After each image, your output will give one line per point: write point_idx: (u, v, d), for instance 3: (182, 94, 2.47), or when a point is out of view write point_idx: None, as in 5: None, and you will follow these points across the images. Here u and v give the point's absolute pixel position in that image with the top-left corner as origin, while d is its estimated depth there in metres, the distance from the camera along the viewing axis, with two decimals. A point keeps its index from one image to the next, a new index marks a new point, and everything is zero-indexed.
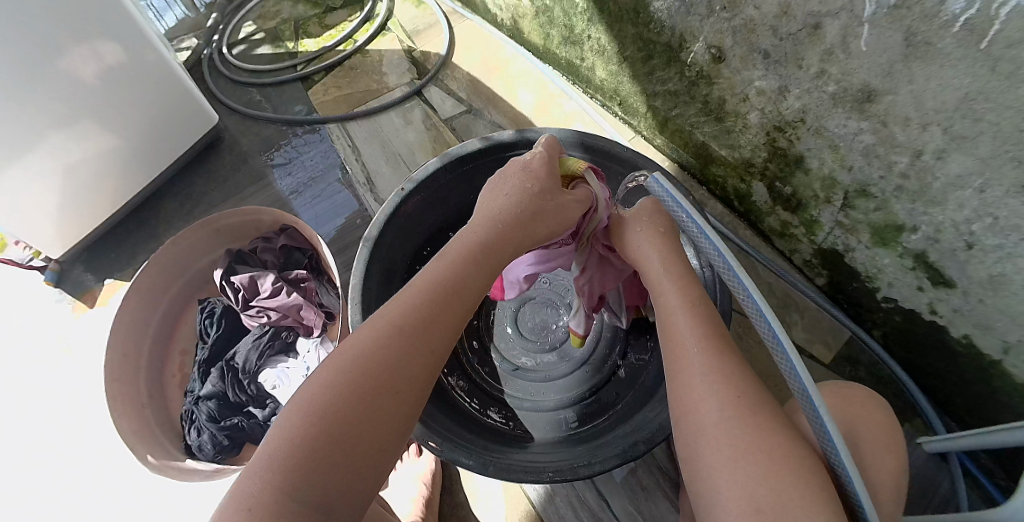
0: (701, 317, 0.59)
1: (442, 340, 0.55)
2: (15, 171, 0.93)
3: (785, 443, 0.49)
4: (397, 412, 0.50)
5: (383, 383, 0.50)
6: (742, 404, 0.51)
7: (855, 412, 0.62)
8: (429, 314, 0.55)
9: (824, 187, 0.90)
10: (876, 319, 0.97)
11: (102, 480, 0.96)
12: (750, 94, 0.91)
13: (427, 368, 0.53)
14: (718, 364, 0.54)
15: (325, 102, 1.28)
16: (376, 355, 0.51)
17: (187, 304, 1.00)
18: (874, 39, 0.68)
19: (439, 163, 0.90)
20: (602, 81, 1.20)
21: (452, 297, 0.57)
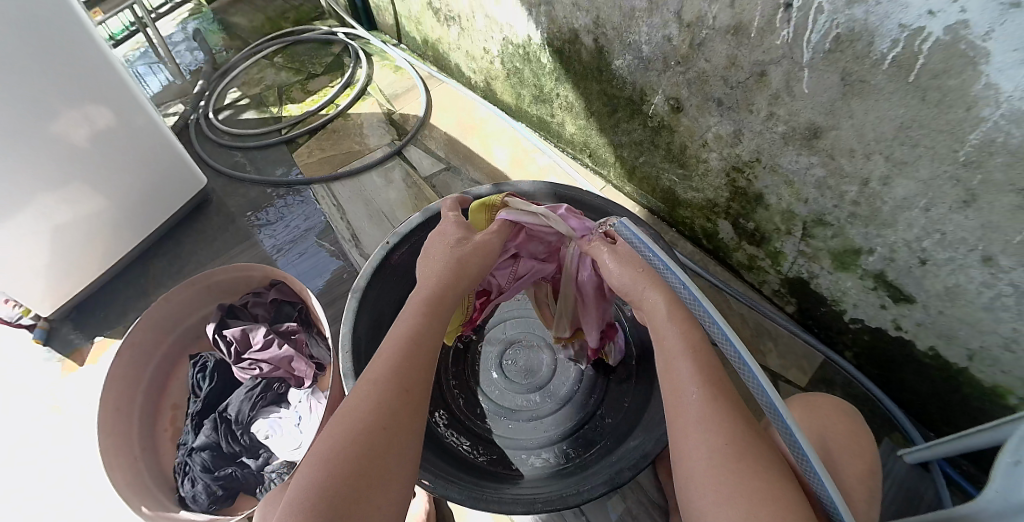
0: (701, 354, 0.55)
1: (424, 380, 0.55)
2: (6, 229, 0.93)
3: (772, 476, 0.47)
4: (396, 455, 0.49)
5: (368, 451, 0.47)
6: (731, 443, 0.48)
7: (821, 421, 0.62)
8: (403, 358, 0.54)
9: (784, 220, 0.97)
10: (846, 341, 1.02)
11: (87, 483, 0.92)
12: (709, 140, 0.99)
13: (416, 407, 0.52)
14: (714, 403, 0.51)
15: (309, 164, 1.32)
16: (364, 412, 0.49)
17: (179, 359, 0.98)
18: (815, 81, 0.77)
19: (421, 218, 0.92)
20: (572, 135, 1.28)
21: (423, 338, 0.57)
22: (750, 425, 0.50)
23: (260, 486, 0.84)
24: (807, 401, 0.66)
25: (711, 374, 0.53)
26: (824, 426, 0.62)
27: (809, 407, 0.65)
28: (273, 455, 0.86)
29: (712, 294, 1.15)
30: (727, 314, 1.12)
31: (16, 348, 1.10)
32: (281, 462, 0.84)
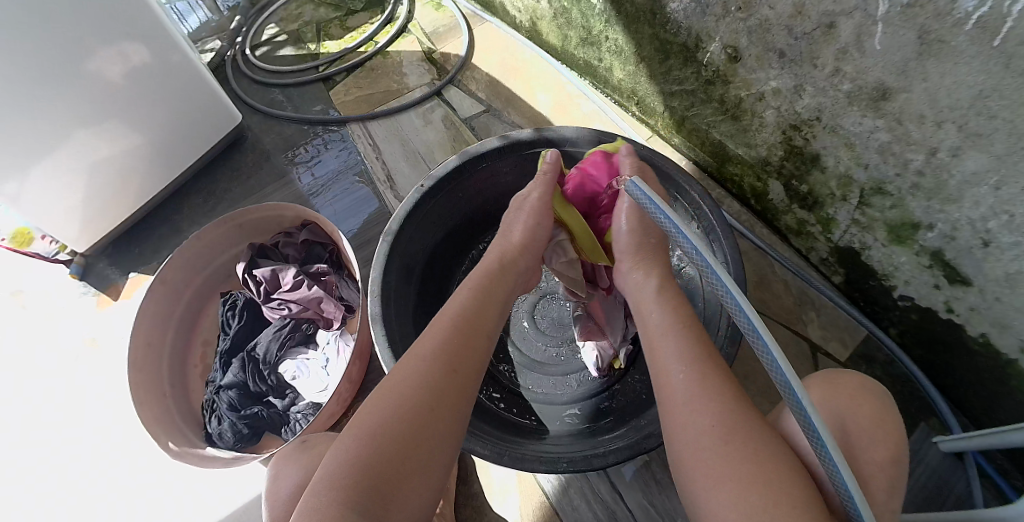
0: (688, 332, 0.57)
1: (476, 364, 0.55)
2: (42, 169, 0.97)
3: (764, 453, 0.46)
4: (443, 431, 0.49)
5: (429, 404, 0.49)
6: (719, 422, 0.48)
7: (843, 403, 0.58)
8: (458, 338, 0.55)
9: (840, 185, 0.89)
10: (892, 318, 0.95)
11: (110, 432, 0.98)
12: (765, 93, 0.91)
13: (463, 388, 0.52)
14: (703, 382, 0.52)
15: (347, 102, 1.30)
16: (421, 375, 0.51)
17: (210, 295, 1.02)
18: (888, 38, 0.69)
19: (458, 161, 0.87)
20: (619, 82, 1.20)
21: (472, 321, 0.58)
22: (743, 404, 0.50)
23: (284, 425, 0.87)
24: (829, 379, 0.62)
25: (698, 353, 0.55)
26: (845, 407, 0.57)
27: (832, 386, 0.60)
28: (300, 396, 0.89)
29: (755, 257, 1.07)
30: (769, 280, 1.05)
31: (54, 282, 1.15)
32: (307, 403, 0.87)
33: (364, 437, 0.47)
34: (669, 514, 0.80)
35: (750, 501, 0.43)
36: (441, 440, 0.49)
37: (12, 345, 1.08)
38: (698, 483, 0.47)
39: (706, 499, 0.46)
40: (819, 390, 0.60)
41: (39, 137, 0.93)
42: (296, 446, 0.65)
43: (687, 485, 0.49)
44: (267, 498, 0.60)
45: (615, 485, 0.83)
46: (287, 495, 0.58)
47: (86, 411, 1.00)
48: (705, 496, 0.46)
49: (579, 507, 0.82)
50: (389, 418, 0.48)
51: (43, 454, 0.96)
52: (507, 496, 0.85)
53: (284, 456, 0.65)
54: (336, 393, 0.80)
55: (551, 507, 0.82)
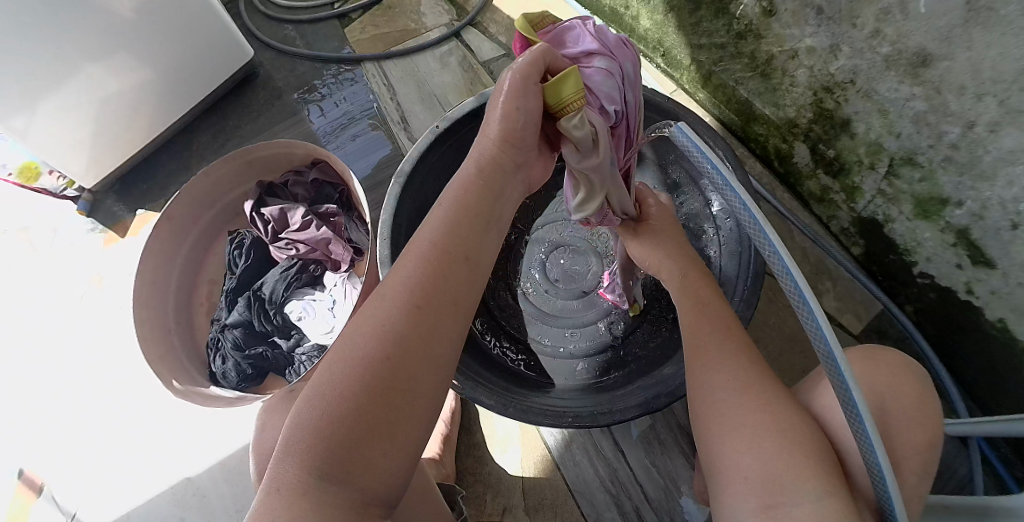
0: (713, 304, 0.60)
1: (449, 306, 0.45)
2: (51, 103, 0.95)
3: (780, 410, 0.49)
4: (416, 391, 0.42)
5: (396, 361, 0.41)
6: (740, 379, 0.52)
7: (885, 379, 0.55)
8: (426, 274, 0.45)
9: (869, 152, 0.85)
10: (909, 294, 0.94)
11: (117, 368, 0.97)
12: (799, 51, 0.85)
13: (432, 334, 0.43)
14: (727, 341, 0.55)
15: (362, 41, 1.24)
16: (387, 326, 0.42)
17: (218, 233, 1.00)
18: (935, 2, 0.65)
19: (475, 103, 0.83)
20: (646, 31, 1.10)
21: (450, 252, 0.47)
22: (761, 369, 0.53)
23: (289, 367, 0.87)
24: (872, 354, 0.58)
25: (730, 323, 0.58)
26: (886, 386, 0.54)
27: (872, 361, 0.57)
28: (305, 336, 0.87)
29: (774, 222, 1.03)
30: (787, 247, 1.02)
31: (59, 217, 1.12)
32: (312, 345, 0.85)
33: (320, 401, 0.40)
34: (669, 474, 0.80)
35: (766, 453, 0.46)
36: (413, 404, 0.41)
37: (18, 280, 1.06)
38: (719, 431, 0.50)
39: (722, 445, 0.49)
40: (860, 364, 0.56)
41: (50, 68, 0.91)
42: (282, 400, 0.64)
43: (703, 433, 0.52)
44: (257, 444, 0.60)
45: (618, 444, 0.82)
46: (271, 446, 0.58)
47: (94, 345, 0.99)
48: (722, 443, 0.49)
49: (580, 462, 0.82)
50: (348, 379, 0.40)
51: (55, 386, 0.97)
52: (509, 445, 0.85)
53: (272, 408, 0.63)
54: None
55: (552, 461, 0.82)
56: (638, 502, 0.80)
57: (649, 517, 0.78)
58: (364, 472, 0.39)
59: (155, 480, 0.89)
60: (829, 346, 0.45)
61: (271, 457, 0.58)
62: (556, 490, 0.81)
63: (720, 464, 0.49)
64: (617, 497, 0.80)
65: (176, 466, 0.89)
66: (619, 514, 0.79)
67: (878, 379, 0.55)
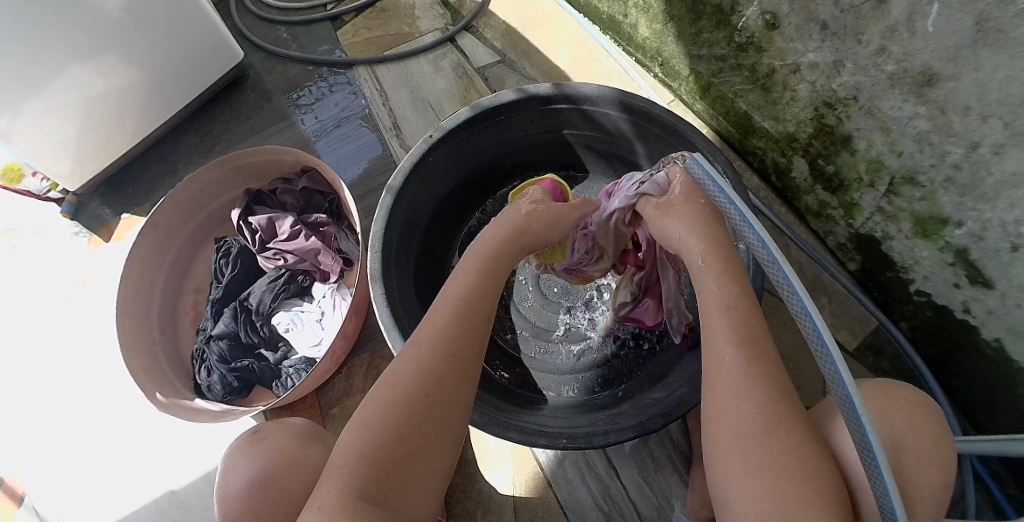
0: (743, 307, 0.51)
1: (476, 349, 0.53)
2: (41, 100, 0.92)
3: (804, 449, 0.44)
4: (444, 420, 0.48)
5: (428, 394, 0.48)
6: (763, 412, 0.45)
7: (904, 417, 0.54)
8: (457, 320, 0.53)
9: (869, 170, 0.82)
10: (905, 311, 0.91)
11: (104, 378, 0.95)
12: (801, 66, 0.82)
13: (462, 373, 0.50)
14: (750, 364, 0.47)
15: (354, 44, 1.21)
16: (418, 367, 0.49)
17: (204, 240, 0.97)
18: (942, 22, 0.62)
19: (469, 114, 0.78)
20: (644, 40, 1.07)
21: (480, 303, 0.55)
22: (786, 396, 0.46)
23: (275, 379, 0.84)
24: (888, 389, 0.57)
25: (749, 334, 0.49)
26: (902, 425, 0.54)
27: (888, 397, 0.56)
28: (292, 349, 0.85)
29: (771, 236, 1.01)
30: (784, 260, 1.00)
31: (42, 220, 1.09)
32: (300, 358, 0.83)
33: (359, 429, 0.46)
34: (664, 490, 0.80)
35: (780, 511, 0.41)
36: (443, 429, 0.48)
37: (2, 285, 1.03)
38: (730, 475, 0.44)
39: (737, 491, 0.44)
40: (877, 399, 0.56)
41: (30, 70, 0.87)
42: (248, 438, 0.59)
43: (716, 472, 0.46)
44: (219, 490, 0.56)
45: (611, 461, 0.82)
46: (240, 489, 0.54)
47: (77, 354, 0.97)
48: (736, 488, 0.44)
49: (573, 479, 0.81)
50: (387, 412, 0.47)
51: (38, 395, 0.95)
52: (501, 461, 0.83)
53: (237, 447, 0.59)
54: (331, 351, 0.77)
55: (544, 477, 0.81)
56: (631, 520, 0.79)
57: None
58: (400, 492, 0.45)
59: (140, 493, 0.87)
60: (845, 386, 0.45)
61: (236, 504, 0.53)
62: (549, 508, 0.80)
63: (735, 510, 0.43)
64: (609, 514, 0.79)
65: (160, 479, 0.87)
66: None
67: (894, 416, 0.54)
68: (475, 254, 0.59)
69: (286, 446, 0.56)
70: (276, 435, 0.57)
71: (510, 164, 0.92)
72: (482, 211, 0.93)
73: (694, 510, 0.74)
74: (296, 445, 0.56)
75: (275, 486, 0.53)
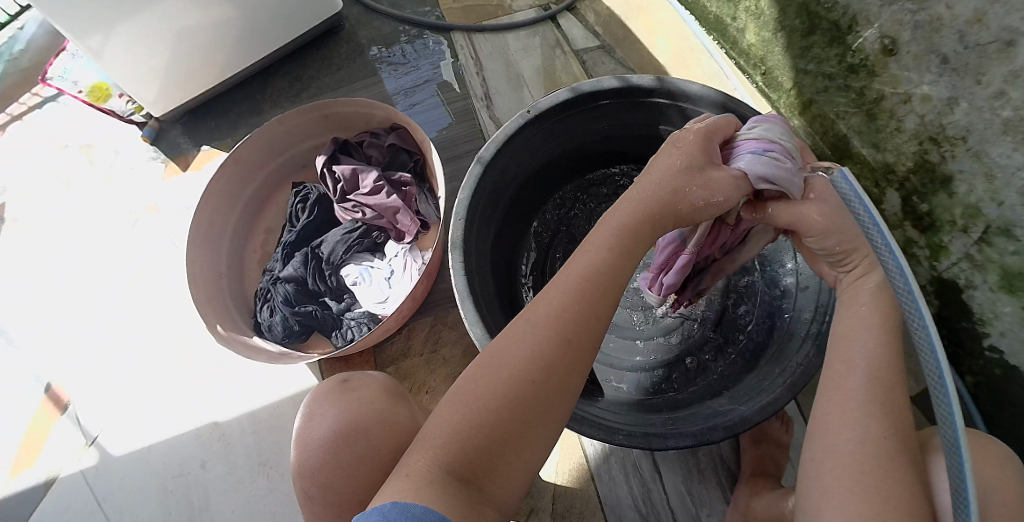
0: (884, 333, 0.51)
1: (590, 341, 0.50)
2: (128, 28, 0.93)
3: (917, 495, 0.43)
4: (547, 412, 0.47)
5: (536, 383, 0.47)
6: (887, 447, 0.44)
7: (995, 475, 0.53)
8: (578, 306, 0.50)
9: (965, 215, 0.79)
10: (970, 366, 0.89)
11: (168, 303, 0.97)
12: (913, 97, 0.80)
13: (572, 366, 0.48)
14: (877, 399, 0.47)
15: (453, 9, 1.20)
16: (529, 350, 0.48)
17: (283, 183, 0.98)
18: None
19: (568, 96, 0.77)
20: (749, 46, 1.05)
21: (603, 291, 0.51)
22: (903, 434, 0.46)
23: (336, 330, 0.84)
24: (982, 446, 0.56)
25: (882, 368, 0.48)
26: (992, 481, 0.53)
27: (978, 451, 0.55)
28: (357, 302, 0.85)
29: None
30: None
31: (122, 141, 1.11)
32: (362, 312, 0.83)
33: (463, 403, 0.46)
34: (703, 503, 0.79)
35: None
36: (544, 420, 0.47)
37: (78, 197, 1.06)
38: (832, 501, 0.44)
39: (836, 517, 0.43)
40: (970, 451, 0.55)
41: None
42: (335, 386, 0.55)
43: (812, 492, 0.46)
44: (298, 436, 0.53)
45: (657, 465, 0.81)
46: (321, 438, 0.52)
47: (142, 275, 0.99)
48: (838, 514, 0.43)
49: (615, 476, 0.81)
50: (493, 391, 0.46)
51: (102, 309, 0.97)
52: (545, 447, 0.84)
53: (320, 392, 0.56)
54: (400, 311, 0.77)
55: (587, 469, 0.82)
56: None
57: None
58: (493, 474, 0.45)
59: (187, 420, 0.89)
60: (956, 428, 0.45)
61: (316, 454, 0.51)
62: (585, 500, 0.80)
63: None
64: (646, 518, 0.79)
65: (206, 410, 0.89)
66: None
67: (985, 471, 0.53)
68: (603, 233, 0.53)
69: (375, 403, 0.53)
70: (366, 388, 0.54)
71: (598, 151, 0.91)
72: (554, 198, 0.94)
73: None
74: (386, 404, 0.53)
75: (360, 444, 0.50)
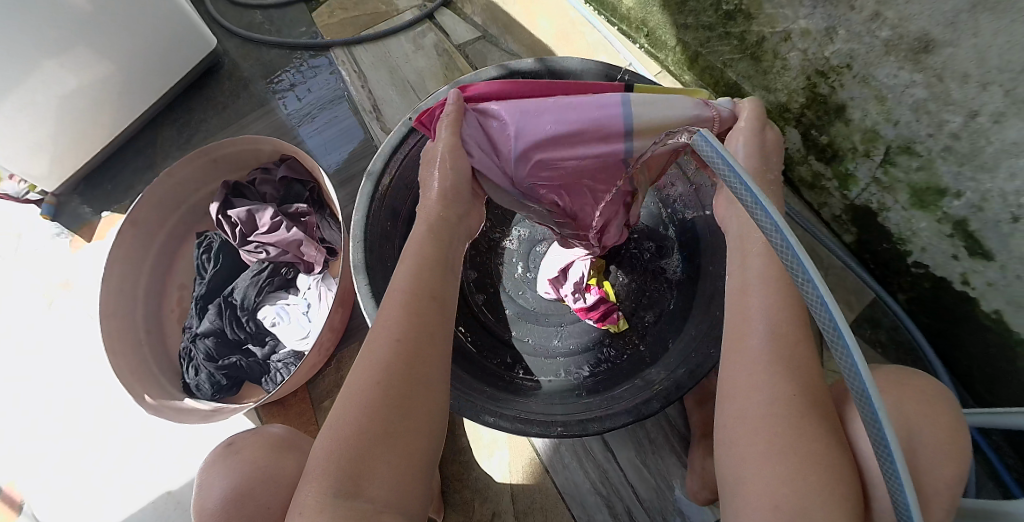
0: (788, 290, 0.46)
1: (440, 334, 0.46)
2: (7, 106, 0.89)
3: (824, 440, 0.40)
4: (422, 409, 0.42)
5: (399, 387, 0.42)
6: (793, 401, 0.41)
7: (914, 407, 0.53)
8: (411, 301, 0.46)
9: (864, 139, 0.79)
10: (902, 283, 0.89)
11: (93, 381, 0.95)
12: (793, 33, 0.79)
13: (426, 358, 0.44)
14: (786, 352, 0.43)
15: (331, 25, 1.17)
16: (376, 359, 0.43)
17: (186, 235, 0.95)
18: None
19: (450, 93, 0.74)
20: (628, 10, 1.04)
21: (430, 282, 0.48)
22: (809, 386, 0.42)
23: (264, 375, 0.83)
24: (902, 380, 0.56)
25: (788, 319, 0.45)
26: (917, 416, 0.52)
27: (900, 388, 0.55)
28: (280, 343, 0.84)
29: None
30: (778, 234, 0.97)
31: (24, 223, 1.07)
32: (288, 352, 0.82)
33: (332, 428, 0.40)
34: (662, 472, 0.79)
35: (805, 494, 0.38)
36: (424, 422, 0.42)
37: None
38: (751, 457, 0.41)
39: (754, 473, 0.40)
40: (891, 391, 0.54)
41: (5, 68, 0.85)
42: (222, 452, 0.60)
43: (730, 453, 0.42)
44: (196, 503, 0.56)
45: (608, 445, 0.81)
46: (214, 504, 0.55)
47: (68, 358, 0.96)
48: (752, 470, 0.40)
49: (569, 464, 0.81)
50: (361, 405, 0.41)
51: (30, 399, 0.94)
52: (495, 448, 0.83)
53: (211, 460, 0.60)
54: (319, 343, 0.75)
55: (540, 464, 0.81)
56: (629, 504, 0.79)
57: (641, 517, 0.78)
58: (376, 485, 0.39)
59: (138, 494, 0.87)
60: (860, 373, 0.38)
61: (210, 520, 0.54)
62: (546, 493, 0.80)
63: (749, 495, 0.40)
64: (608, 498, 0.79)
65: (157, 479, 0.87)
66: (611, 516, 0.78)
67: (909, 408, 0.52)
68: (429, 223, 0.53)
69: (259, 460, 0.57)
70: (251, 447, 0.58)
71: None
72: None
73: (693, 492, 0.74)
74: (271, 458, 0.57)
75: (249, 502, 0.54)
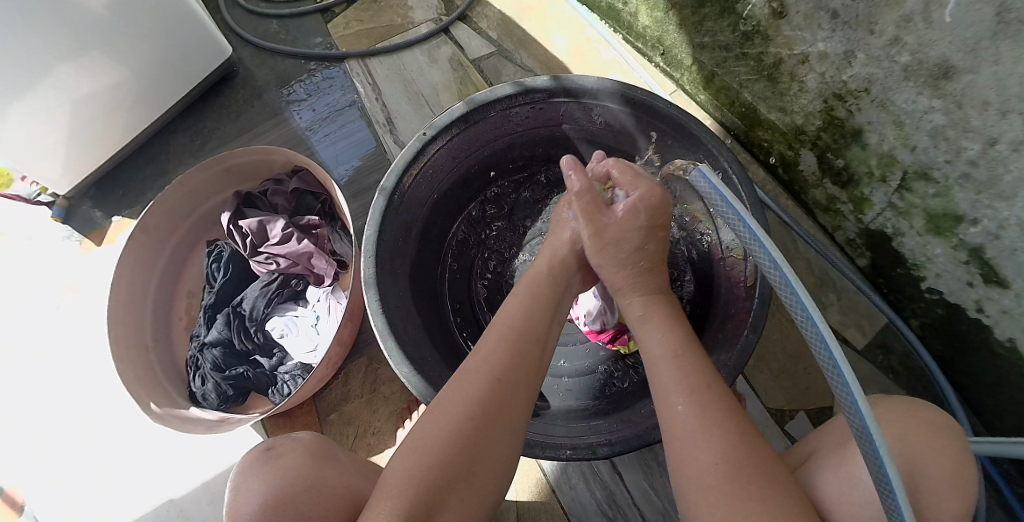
0: (686, 357, 0.54)
1: (528, 379, 0.53)
2: (22, 109, 0.89)
3: (781, 492, 0.44)
4: (498, 440, 0.49)
5: (486, 419, 0.49)
6: (732, 452, 0.45)
7: (921, 441, 0.52)
8: (513, 346, 0.54)
9: (881, 164, 0.79)
10: (916, 308, 0.88)
11: (97, 388, 0.94)
12: (810, 56, 0.78)
13: (511, 397, 0.51)
14: (702, 409, 0.49)
15: (346, 36, 1.17)
16: (460, 392, 0.50)
17: (196, 243, 0.95)
18: (961, 10, 0.58)
19: (464, 109, 0.74)
20: (644, 28, 1.03)
21: (531, 337, 0.56)
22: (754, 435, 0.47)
23: (272, 386, 0.83)
24: (910, 411, 0.55)
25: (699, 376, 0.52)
26: (923, 450, 0.51)
27: (911, 421, 0.54)
28: (288, 355, 0.83)
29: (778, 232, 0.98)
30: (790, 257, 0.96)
31: (35, 224, 1.07)
32: (295, 364, 0.81)
33: (414, 450, 0.47)
34: (668, 496, 0.79)
35: None
36: (498, 455, 0.48)
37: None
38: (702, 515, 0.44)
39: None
40: (896, 423, 0.53)
41: (22, 71, 0.85)
42: (260, 455, 0.58)
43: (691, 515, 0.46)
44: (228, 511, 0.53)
45: (615, 466, 0.80)
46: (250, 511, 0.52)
47: (73, 363, 0.96)
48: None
49: (576, 485, 0.80)
50: (445, 431, 0.47)
51: (37, 401, 0.94)
52: None
53: (246, 465, 0.57)
54: (328, 358, 0.75)
55: (547, 484, 0.80)
56: None
57: None
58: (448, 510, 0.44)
59: (141, 503, 0.86)
60: (850, 400, 0.43)
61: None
62: (552, 514, 0.79)
63: None
64: (615, 520, 0.78)
65: (160, 488, 0.87)
66: None
67: (913, 442, 0.51)
68: (520, 292, 0.63)
69: (303, 466, 0.55)
70: (291, 454, 0.57)
71: (512, 159, 0.89)
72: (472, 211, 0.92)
73: None
74: (314, 467, 0.56)
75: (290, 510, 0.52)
